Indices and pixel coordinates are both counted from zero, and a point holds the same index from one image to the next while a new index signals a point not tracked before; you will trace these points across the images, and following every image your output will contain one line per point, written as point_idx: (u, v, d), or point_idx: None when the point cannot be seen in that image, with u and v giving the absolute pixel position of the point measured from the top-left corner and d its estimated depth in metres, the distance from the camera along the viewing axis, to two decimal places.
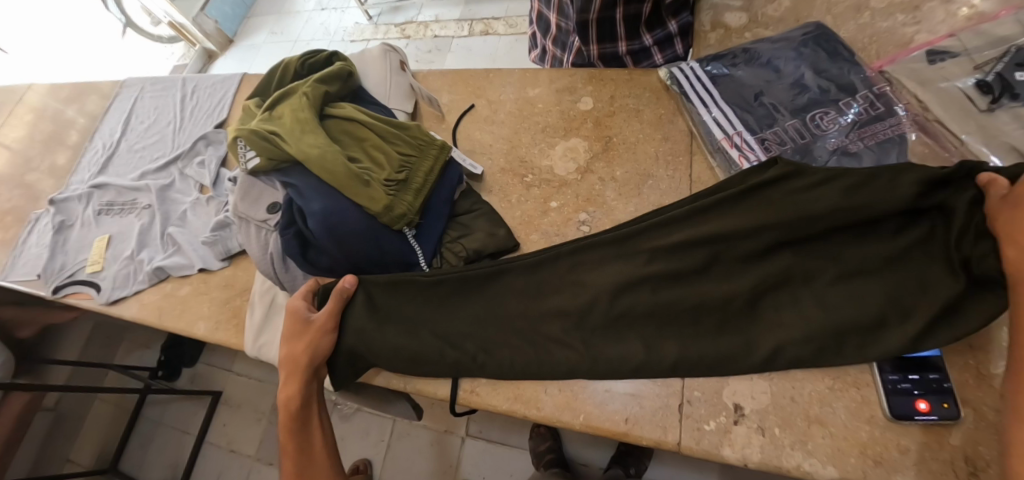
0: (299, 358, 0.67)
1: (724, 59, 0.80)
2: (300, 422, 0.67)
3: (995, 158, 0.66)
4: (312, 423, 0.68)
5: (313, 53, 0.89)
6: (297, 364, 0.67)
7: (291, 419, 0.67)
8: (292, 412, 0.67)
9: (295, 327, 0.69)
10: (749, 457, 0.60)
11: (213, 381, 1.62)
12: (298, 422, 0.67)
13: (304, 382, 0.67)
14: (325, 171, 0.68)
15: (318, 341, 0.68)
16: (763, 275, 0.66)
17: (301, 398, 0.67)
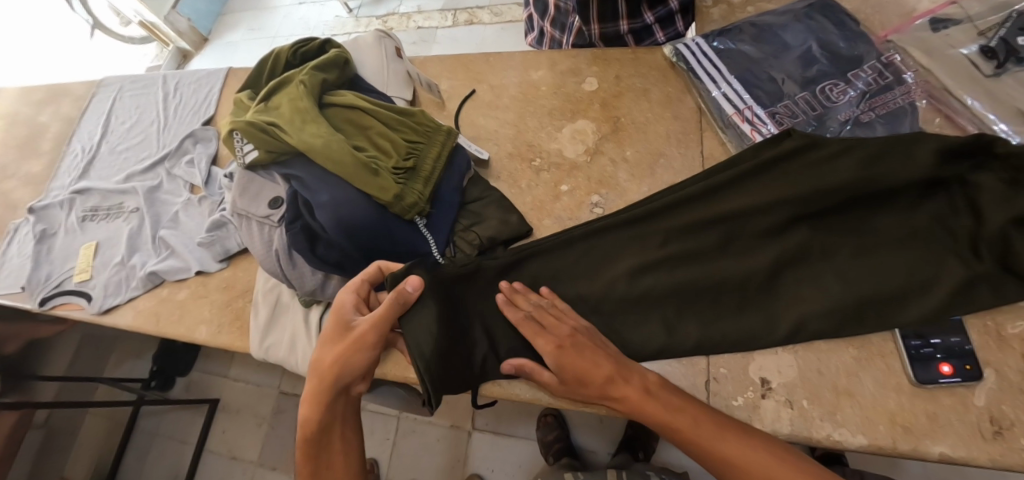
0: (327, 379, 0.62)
1: (730, 34, 0.80)
2: (319, 441, 0.64)
3: (1002, 124, 0.66)
4: (332, 441, 0.64)
5: (305, 42, 0.87)
6: (324, 384, 0.62)
7: (309, 437, 0.64)
8: (312, 430, 0.63)
9: (332, 335, 0.63)
10: (779, 431, 0.59)
11: (210, 388, 1.58)
12: (319, 441, 0.64)
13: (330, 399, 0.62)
14: (330, 161, 0.65)
15: (352, 360, 0.62)
16: (781, 251, 0.65)
17: (326, 417, 0.63)
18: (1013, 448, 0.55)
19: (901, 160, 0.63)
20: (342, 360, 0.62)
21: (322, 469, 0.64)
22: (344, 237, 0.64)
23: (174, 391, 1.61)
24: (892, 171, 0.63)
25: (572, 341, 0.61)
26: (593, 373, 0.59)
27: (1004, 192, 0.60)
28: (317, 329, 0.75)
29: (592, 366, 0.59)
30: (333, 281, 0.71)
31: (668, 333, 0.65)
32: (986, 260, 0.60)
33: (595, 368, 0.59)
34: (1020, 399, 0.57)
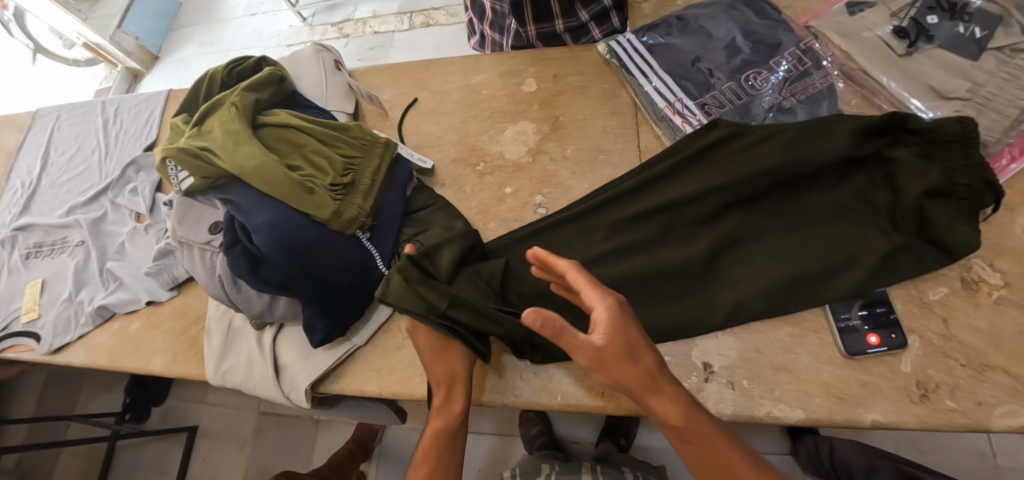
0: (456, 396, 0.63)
1: (659, 29, 0.82)
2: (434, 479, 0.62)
3: (915, 101, 0.70)
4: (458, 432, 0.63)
5: (240, 61, 0.85)
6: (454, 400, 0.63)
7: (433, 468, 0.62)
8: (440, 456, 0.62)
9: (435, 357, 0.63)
10: (723, 412, 0.61)
11: (184, 415, 1.55)
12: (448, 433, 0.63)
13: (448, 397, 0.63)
14: (265, 183, 0.65)
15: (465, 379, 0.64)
16: (718, 236, 0.67)
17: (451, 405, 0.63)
18: (939, 409, 0.58)
19: (821, 141, 0.65)
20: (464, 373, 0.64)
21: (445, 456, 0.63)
22: (283, 257, 0.63)
23: (149, 421, 1.58)
24: (813, 151, 0.65)
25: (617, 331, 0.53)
26: (619, 368, 0.52)
27: (919, 166, 0.62)
28: (271, 350, 0.75)
29: (630, 364, 0.52)
30: (281, 302, 0.70)
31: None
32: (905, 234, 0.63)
33: (631, 364, 0.52)
34: (943, 360, 0.60)
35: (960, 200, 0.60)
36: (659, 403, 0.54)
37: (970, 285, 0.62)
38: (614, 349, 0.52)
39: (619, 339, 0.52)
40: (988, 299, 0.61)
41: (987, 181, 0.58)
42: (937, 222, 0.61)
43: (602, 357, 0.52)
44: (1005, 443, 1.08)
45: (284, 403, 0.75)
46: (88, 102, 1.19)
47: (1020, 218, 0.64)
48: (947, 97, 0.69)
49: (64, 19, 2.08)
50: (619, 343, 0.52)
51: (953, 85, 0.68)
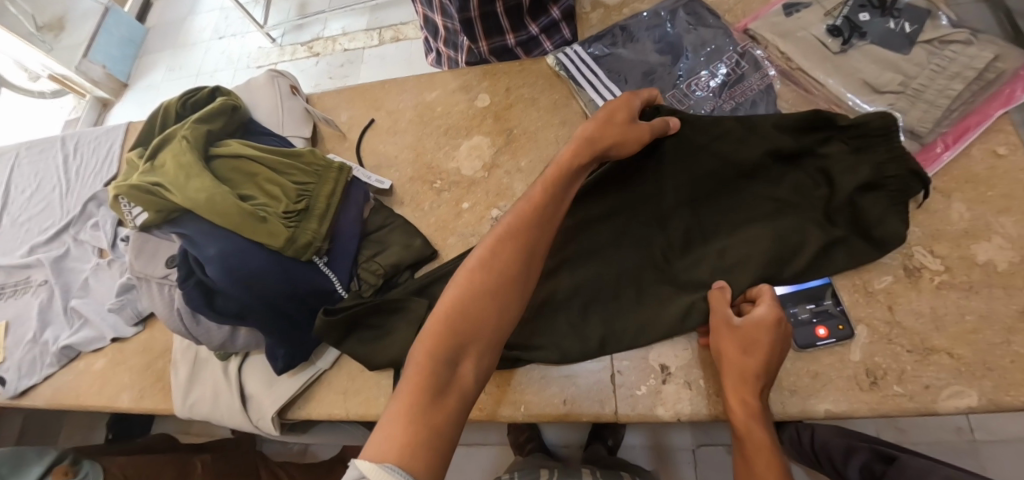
0: (512, 252, 0.60)
1: (604, 40, 0.83)
2: (450, 360, 0.55)
3: (852, 95, 0.72)
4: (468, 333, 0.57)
5: (195, 92, 0.86)
6: (522, 253, 0.61)
7: (446, 344, 0.55)
8: (467, 320, 0.57)
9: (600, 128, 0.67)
10: (681, 412, 0.62)
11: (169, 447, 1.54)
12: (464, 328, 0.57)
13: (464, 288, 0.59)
14: (216, 215, 0.65)
15: (547, 238, 0.63)
16: (669, 236, 0.69)
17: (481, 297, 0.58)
18: (887, 395, 0.60)
19: (748, 139, 0.68)
20: (544, 222, 0.63)
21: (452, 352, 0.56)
22: (236, 288, 0.63)
23: None
24: (741, 148, 0.68)
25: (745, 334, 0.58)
26: (729, 345, 0.59)
27: (850, 161, 0.64)
28: (236, 380, 0.75)
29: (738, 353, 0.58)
30: (242, 332, 0.70)
31: (578, 336, 0.67)
32: (845, 228, 0.65)
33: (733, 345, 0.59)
34: (890, 347, 0.62)
35: (890, 192, 0.63)
36: (732, 386, 0.58)
37: (912, 272, 0.65)
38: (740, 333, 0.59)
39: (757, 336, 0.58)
40: (930, 284, 0.64)
41: (913, 170, 0.60)
42: (869, 214, 0.63)
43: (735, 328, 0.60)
44: (981, 418, 1.10)
45: (253, 430, 0.75)
46: (48, 138, 1.17)
47: (956, 204, 0.66)
48: (882, 91, 0.71)
49: (28, 52, 2.06)
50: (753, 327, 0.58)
51: (885, 79, 0.71)
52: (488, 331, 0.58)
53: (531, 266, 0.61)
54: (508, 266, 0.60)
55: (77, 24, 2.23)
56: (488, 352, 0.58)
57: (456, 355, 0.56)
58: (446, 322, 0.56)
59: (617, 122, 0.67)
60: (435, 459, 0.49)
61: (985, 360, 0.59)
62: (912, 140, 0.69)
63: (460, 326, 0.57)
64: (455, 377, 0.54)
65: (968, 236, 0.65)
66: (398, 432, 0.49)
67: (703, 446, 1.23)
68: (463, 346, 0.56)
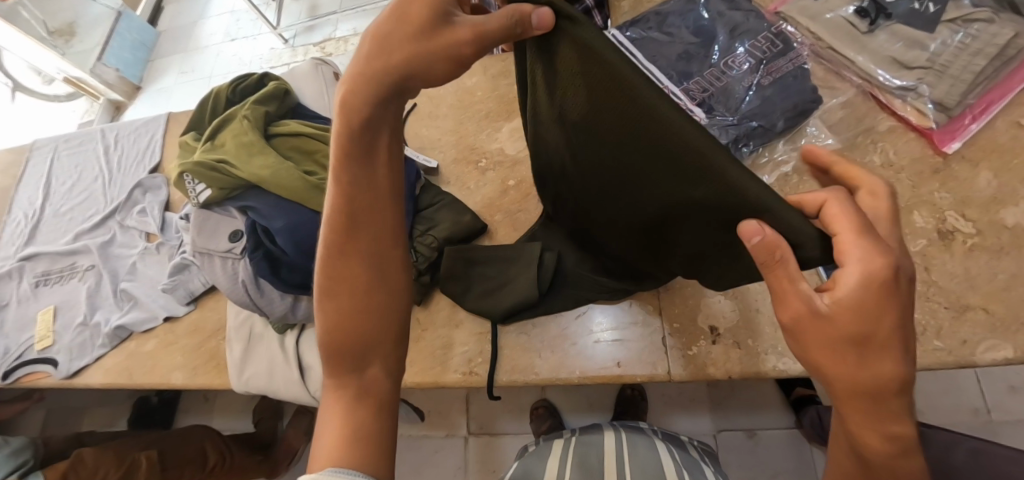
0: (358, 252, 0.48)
1: (640, 24, 0.88)
2: (352, 364, 0.46)
3: (881, 71, 0.75)
4: (365, 327, 0.47)
5: (243, 79, 0.88)
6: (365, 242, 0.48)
7: (340, 360, 0.47)
8: (349, 326, 0.47)
9: (381, 48, 0.46)
10: (731, 371, 0.66)
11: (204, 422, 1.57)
12: (346, 328, 0.47)
13: (334, 292, 0.48)
14: (282, 189, 0.69)
15: (396, 212, 0.50)
16: (613, 214, 0.59)
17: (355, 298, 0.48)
18: (927, 349, 0.63)
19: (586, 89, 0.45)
20: (368, 198, 0.48)
21: (348, 353, 0.47)
22: (306, 255, 0.67)
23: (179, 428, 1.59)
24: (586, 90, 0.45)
25: (848, 321, 0.37)
26: (833, 351, 0.38)
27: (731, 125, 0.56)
28: (295, 352, 0.78)
29: (849, 356, 0.37)
30: (303, 303, 0.73)
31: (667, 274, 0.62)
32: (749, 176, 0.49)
33: (825, 348, 0.38)
34: (926, 305, 0.65)
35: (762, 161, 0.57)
36: (850, 406, 0.39)
37: (945, 236, 0.68)
38: (837, 323, 0.37)
39: (855, 317, 0.37)
40: (963, 247, 0.67)
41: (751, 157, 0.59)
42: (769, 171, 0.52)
43: (822, 322, 0.38)
44: (988, 371, 1.16)
45: (311, 402, 0.78)
46: (86, 130, 1.20)
47: (983, 172, 0.70)
48: (910, 67, 0.73)
49: (44, 56, 2.10)
50: (848, 314, 0.37)
51: (913, 56, 0.73)
52: (377, 328, 0.47)
53: (385, 246, 0.49)
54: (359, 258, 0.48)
55: (86, 30, 2.21)
56: (396, 347, 0.49)
57: (358, 363, 0.47)
58: (331, 340, 0.47)
59: (394, 77, 0.46)
60: (378, 461, 0.43)
61: (1018, 315, 0.62)
62: (940, 112, 0.72)
63: (344, 338, 0.47)
64: (362, 381, 0.46)
65: (995, 201, 0.68)
66: (325, 452, 0.43)
67: (723, 431, 1.26)
68: (361, 351, 0.47)
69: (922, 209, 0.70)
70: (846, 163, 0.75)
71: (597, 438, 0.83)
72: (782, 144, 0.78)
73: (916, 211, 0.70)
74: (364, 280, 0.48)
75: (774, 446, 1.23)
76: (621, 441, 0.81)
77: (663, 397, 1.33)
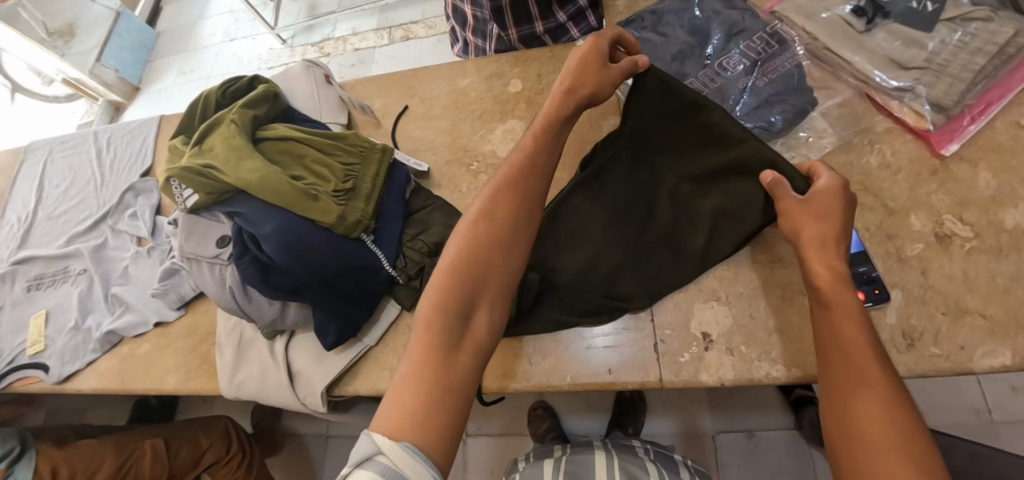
0: (508, 204, 0.61)
1: (634, 24, 0.86)
2: (462, 311, 0.56)
3: (878, 72, 0.74)
4: (478, 290, 0.57)
5: (234, 81, 0.87)
6: (520, 204, 0.61)
7: (455, 297, 0.56)
8: (472, 271, 0.58)
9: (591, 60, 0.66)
10: (725, 377, 0.64)
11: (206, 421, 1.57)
12: (473, 278, 0.57)
13: (482, 249, 0.58)
14: (270, 194, 0.68)
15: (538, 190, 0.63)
16: (632, 220, 0.72)
17: (481, 255, 0.58)
18: (924, 355, 0.62)
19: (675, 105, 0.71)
20: (536, 172, 0.64)
21: (473, 297, 0.57)
22: (294, 260, 0.66)
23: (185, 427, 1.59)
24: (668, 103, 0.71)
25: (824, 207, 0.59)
26: (816, 227, 0.58)
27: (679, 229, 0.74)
28: (284, 358, 0.77)
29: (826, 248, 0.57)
30: (291, 309, 0.72)
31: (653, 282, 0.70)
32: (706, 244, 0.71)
33: (816, 220, 0.58)
34: (926, 309, 0.64)
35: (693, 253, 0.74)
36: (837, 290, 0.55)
37: (943, 239, 0.67)
38: (816, 205, 0.59)
39: (832, 204, 0.58)
40: (961, 250, 0.66)
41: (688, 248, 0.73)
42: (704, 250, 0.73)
43: (808, 205, 0.60)
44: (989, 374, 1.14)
45: (300, 408, 0.77)
46: (79, 132, 1.20)
47: (982, 173, 0.69)
48: (907, 67, 0.72)
49: (43, 57, 2.09)
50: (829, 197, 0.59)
51: (910, 56, 0.72)
52: (492, 282, 0.58)
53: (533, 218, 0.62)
54: (508, 221, 0.60)
55: (86, 31, 2.22)
56: (498, 310, 0.58)
57: (467, 305, 0.56)
58: (456, 267, 0.57)
59: (596, 68, 0.67)
60: (455, 401, 0.51)
61: (1017, 319, 0.61)
62: (938, 113, 0.70)
63: (468, 265, 0.58)
64: (466, 328, 0.55)
65: (995, 203, 0.67)
66: (415, 386, 0.51)
67: (722, 433, 1.25)
68: (472, 301, 0.57)
69: (920, 212, 0.69)
70: (843, 164, 0.74)
71: (589, 458, 0.82)
72: (778, 145, 0.77)
73: (913, 213, 0.69)
74: (493, 234, 0.59)
75: (773, 447, 1.22)
76: (612, 459, 0.81)
77: (662, 399, 1.31)
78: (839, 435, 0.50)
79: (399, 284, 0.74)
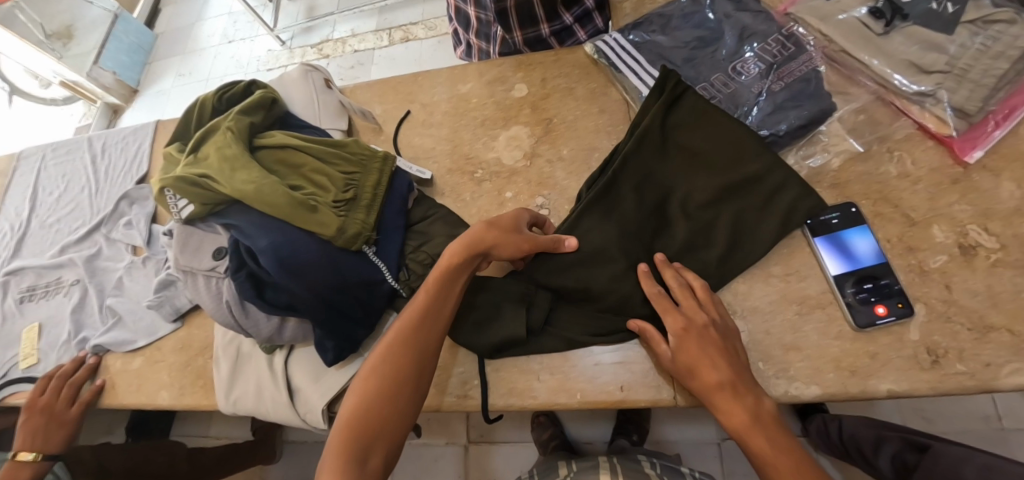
0: (404, 344, 0.63)
1: (643, 27, 0.84)
2: (358, 454, 0.58)
3: (898, 76, 0.71)
4: (373, 436, 0.59)
5: (230, 86, 0.85)
6: (416, 340, 0.63)
7: (351, 441, 0.58)
8: (369, 417, 0.60)
9: (502, 225, 0.67)
10: None
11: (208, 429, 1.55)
12: (369, 422, 0.59)
13: (375, 395, 0.61)
14: (266, 206, 0.65)
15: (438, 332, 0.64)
16: (644, 233, 0.71)
17: (377, 402, 0.60)
18: (949, 373, 0.59)
19: (686, 125, 0.73)
20: (433, 320, 0.64)
21: (369, 437, 0.59)
22: (291, 276, 0.63)
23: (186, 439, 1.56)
24: (680, 124, 0.73)
25: (694, 333, 0.62)
26: (699, 360, 0.60)
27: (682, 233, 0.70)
28: (283, 374, 0.74)
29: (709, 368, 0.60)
30: (289, 324, 0.69)
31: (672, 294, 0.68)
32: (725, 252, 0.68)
33: (694, 373, 0.60)
34: (949, 325, 0.61)
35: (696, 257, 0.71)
36: (726, 403, 0.59)
37: (966, 251, 0.64)
38: (682, 352, 0.61)
39: (690, 347, 0.61)
40: (985, 263, 0.63)
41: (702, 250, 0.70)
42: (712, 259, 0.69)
43: (678, 347, 0.62)
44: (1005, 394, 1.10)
45: (300, 426, 0.74)
46: (73, 139, 1.17)
47: (1006, 182, 0.66)
48: (928, 71, 0.69)
49: (40, 60, 2.07)
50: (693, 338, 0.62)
51: (930, 59, 0.69)
52: (389, 419, 0.60)
53: (428, 354, 0.63)
54: (405, 361, 0.62)
55: (84, 33, 2.20)
56: (395, 446, 0.60)
57: (364, 447, 0.58)
58: (354, 419, 0.60)
59: (506, 229, 0.67)
60: None
61: None
62: (960, 119, 0.68)
63: (365, 414, 0.60)
64: (363, 467, 0.57)
65: (1019, 214, 0.64)
66: None
67: (728, 440, 1.22)
68: (372, 441, 0.59)
69: (941, 222, 0.66)
70: (860, 173, 0.71)
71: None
72: (793, 152, 0.74)
73: (934, 224, 0.66)
74: (388, 381, 0.61)
75: None
76: None
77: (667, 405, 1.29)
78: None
79: (401, 297, 0.72)
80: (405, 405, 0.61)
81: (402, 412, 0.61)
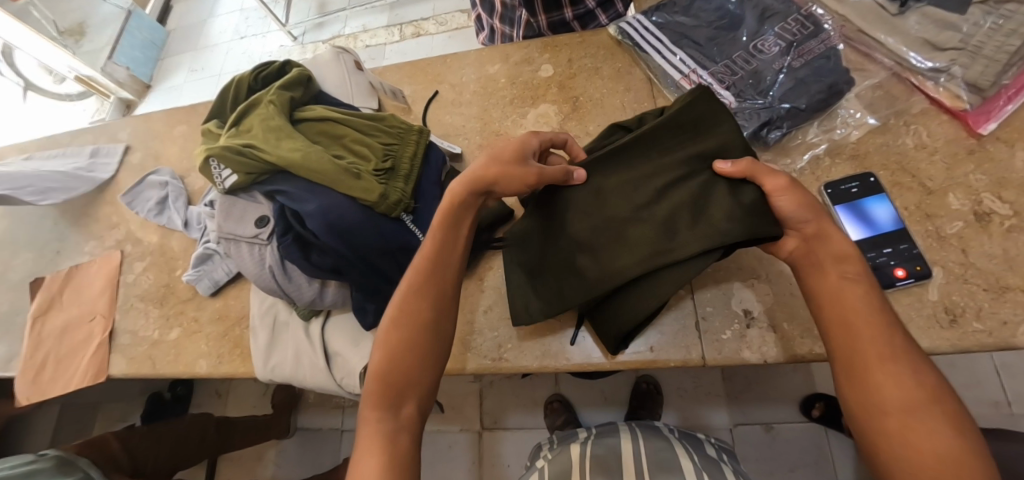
0: (421, 294, 0.64)
1: (665, 9, 0.87)
2: (392, 402, 0.59)
3: (912, 54, 0.74)
4: (405, 384, 0.60)
5: (265, 66, 0.87)
6: (429, 290, 0.64)
7: (384, 393, 0.60)
8: (396, 369, 0.61)
9: (509, 157, 0.66)
10: (767, 354, 0.65)
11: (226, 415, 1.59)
12: (397, 372, 0.61)
13: (399, 343, 0.62)
14: (312, 172, 0.69)
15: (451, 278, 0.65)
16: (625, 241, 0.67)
17: (402, 352, 0.61)
18: (967, 331, 0.62)
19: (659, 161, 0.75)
20: (442, 266, 0.65)
21: (400, 384, 0.60)
22: (336, 238, 0.67)
23: None
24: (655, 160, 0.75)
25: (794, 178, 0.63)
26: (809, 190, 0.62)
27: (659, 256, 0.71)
28: (320, 340, 0.78)
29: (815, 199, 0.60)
30: (330, 289, 0.73)
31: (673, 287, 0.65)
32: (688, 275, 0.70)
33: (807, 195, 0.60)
34: (967, 286, 0.64)
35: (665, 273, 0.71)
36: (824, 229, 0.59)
37: (982, 217, 0.67)
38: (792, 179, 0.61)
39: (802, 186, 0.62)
40: (1000, 228, 0.66)
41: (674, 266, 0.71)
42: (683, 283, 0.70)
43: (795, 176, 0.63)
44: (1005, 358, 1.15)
45: (336, 391, 0.78)
46: (57, 143, 1.18)
47: (1019, 153, 0.69)
48: (942, 48, 0.72)
49: (54, 54, 2.09)
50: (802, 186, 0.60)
51: (945, 37, 0.72)
52: (417, 369, 0.61)
53: (447, 303, 0.64)
54: (422, 307, 0.63)
55: (96, 30, 2.23)
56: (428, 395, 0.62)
57: (397, 398, 0.60)
58: (384, 367, 0.61)
59: (510, 161, 0.65)
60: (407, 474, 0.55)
61: None
62: (974, 94, 0.71)
63: (391, 365, 0.61)
64: (398, 415, 0.59)
65: None
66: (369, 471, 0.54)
67: (739, 425, 1.24)
68: (401, 391, 0.60)
69: (958, 191, 0.69)
70: (878, 145, 0.74)
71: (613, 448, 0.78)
72: (815, 126, 0.77)
73: (951, 193, 0.69)
74: (412, 329, 0.62)
75: (790, 440, 1.21)
76: (641, 445, 0.79)
77: (679, 392, 1.31)
78: (874, 416, 0.51)
79: None
80: (432, 353, 0.62)
81: (428, 360, 0.62)
